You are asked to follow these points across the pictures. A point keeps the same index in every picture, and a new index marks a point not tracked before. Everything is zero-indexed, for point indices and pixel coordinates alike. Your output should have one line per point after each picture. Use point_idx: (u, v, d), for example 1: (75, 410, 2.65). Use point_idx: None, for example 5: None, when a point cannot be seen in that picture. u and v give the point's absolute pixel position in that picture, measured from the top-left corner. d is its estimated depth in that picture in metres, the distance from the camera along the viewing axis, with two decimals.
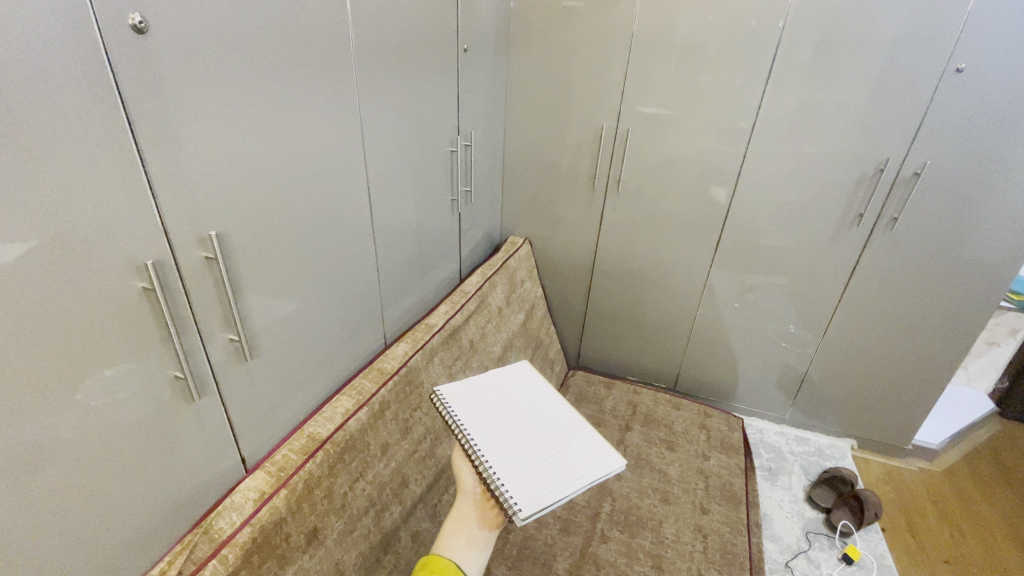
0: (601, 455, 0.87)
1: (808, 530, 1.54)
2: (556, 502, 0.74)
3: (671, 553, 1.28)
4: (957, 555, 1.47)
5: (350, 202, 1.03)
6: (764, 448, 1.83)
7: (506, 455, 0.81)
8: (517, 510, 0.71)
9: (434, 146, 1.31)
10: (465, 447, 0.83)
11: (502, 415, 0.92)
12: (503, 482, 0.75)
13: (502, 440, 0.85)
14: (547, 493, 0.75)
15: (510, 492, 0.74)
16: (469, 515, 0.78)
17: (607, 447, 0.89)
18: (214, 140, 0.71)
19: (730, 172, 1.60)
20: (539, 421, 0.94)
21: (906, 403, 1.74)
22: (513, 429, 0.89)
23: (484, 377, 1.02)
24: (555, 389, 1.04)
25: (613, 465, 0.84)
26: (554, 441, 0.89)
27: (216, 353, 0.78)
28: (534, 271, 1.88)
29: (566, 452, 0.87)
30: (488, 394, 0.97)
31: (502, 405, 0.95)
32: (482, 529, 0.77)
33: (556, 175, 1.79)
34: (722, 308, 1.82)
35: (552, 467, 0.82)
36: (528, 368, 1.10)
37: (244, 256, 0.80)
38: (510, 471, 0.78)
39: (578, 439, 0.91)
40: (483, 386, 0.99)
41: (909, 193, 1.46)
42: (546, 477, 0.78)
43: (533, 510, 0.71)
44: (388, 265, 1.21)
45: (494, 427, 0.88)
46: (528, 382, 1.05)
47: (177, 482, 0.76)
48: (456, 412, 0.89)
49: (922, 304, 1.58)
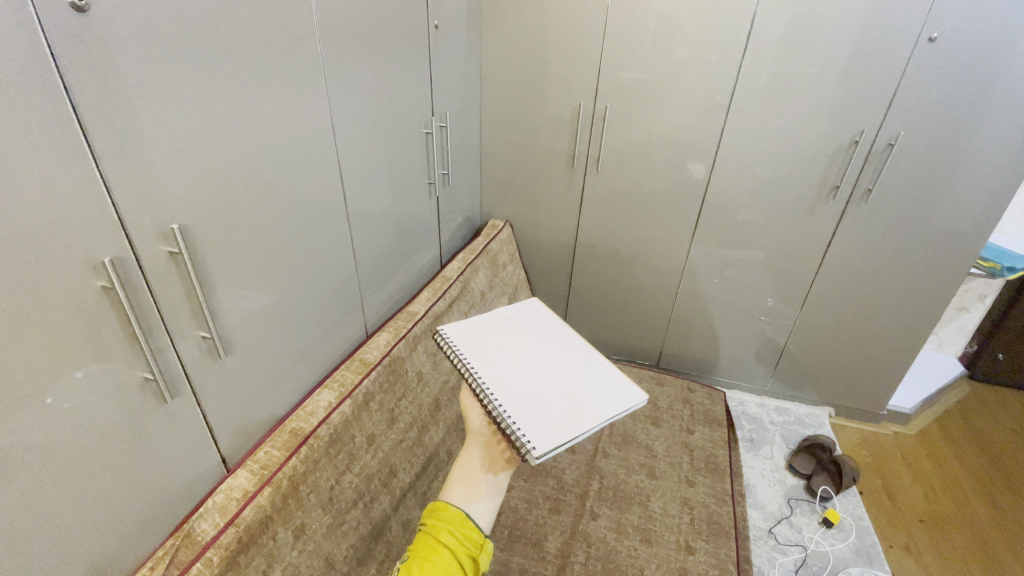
0: (619, 392, 0.87)
1: (789, 496, 1.58)
2: (571, 439, 0.75)
3: (660, 526, 1.31)
4: (931, 514, 1.54)
5: (322, 188, 0.99)
6: (745, 420, 1.87)
7: (522, 395, 0.82)
8: (531, 449, 0.71)
9: (407, 128, 1.26)
10: (475, 390, 0.83)
11: (517, 356, 0.93)
12: (515, 423, 0.75)
13: (517, 380, 0.86)
14: (562, 432, 0.75)
15: (523, 432, 0.74)
16: (476, 458, 0.77)
17: (624, 385, 0.88)
18: (171, 127, 0.66)
19: (709, 148, 1.60)
20: (556, 362, 0.94)
21: (881, 370, 1.79)
22: (527, 370, 0.89)
23: (499, 323, 1.03)
24: (569, 330, 1.04)
25: (635, 400, 0.85)
26: (572, 380, 0.89)
27: (188, 353, 0.75)
28: (515, 254, 1.86)
29: (583, 390, 0.87)
30: (503, 339, 0.97)
31: (516, 346, 0.96)
32: (489, 474, 0.76)
33: (535, 155, 1.76)
34: (703, 284, 1.83)
35: (569, 403, 0.83)
36: (543, 312, 1.10)
37: (211, 249, 0.76)
38: (524, 409, 0.79)
39: (595, 377, 0.91)
40: (497, 332, 0.99)
41: (883, 164, 1.48)
42: (561, 415, 0.79)
43: (548, 449, 0.71)
44: (365, 253, 1.18)
45: (508, 369, 0.88)
46: (543, 323, 1.06)
47: (154, 486, 0.73)
48: (468, 359, 0.89)
49: (896, 272, 1.62)
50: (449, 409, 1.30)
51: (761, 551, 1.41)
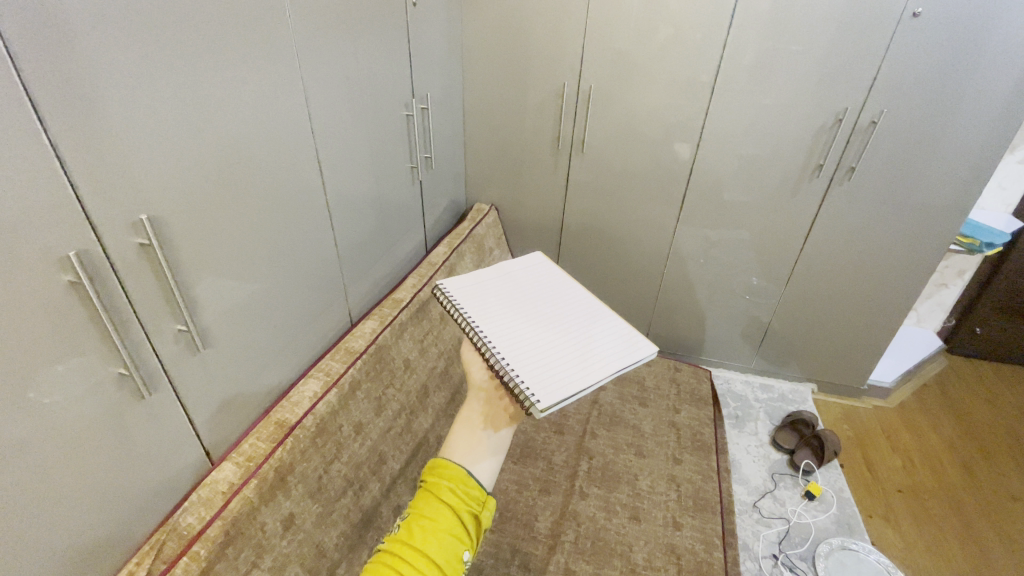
0: (624, 350, 0.88)
1: (773, 471, 1.61)
2: (575, 393, 0.76)
3: (647, 504, 1.33)
4: (909, 485, 1.58)
5: (300, 175, 0.96)
6: (731, 397, 1.90)
7: (526, 351, 0.83)
8: (535, 402, 0.72)
9: (387, 111, 1.23)
10: (478, 345, 0.84)
11: (521, 314, 0.94)
12: (520, 377, 0.76)
13: (521, 336, 0.87)
14: (564, 385, 0.77)
15: (526, 384, 0.75)
16: (476, 416, 0.77)
17: (629, 343, 0.90)
18: (135, 113, 0.63)
19: (694, 127, 1.59)
20: (561, 320, 0.95)
21: (862, 345, 1.82)
22: (532, 327, 0.90)
23: (504, 284, 1.04)
24: (574, 292, 1.05)
25: (638, 356, 0.86)
26: (576, 338, 0.90)
27: (166, 346, 0.73)
28: (501, 238, 1.84)
29: (588, 347, 0.88)
30: (507, 299, 0.98)
31: (521, 304, 0.97)
32: (490, 431, 0.76)
33: (520, 136, 1.73)
34: (689, 264, 1.84)
35: (574, 359, 0.84)
36: (548, 273, 1.11)
37: (185, 240, 0.74)
38: (528, 363, 0.80)
39: (600, 335, 0.92)
40: (501, 292, 1.00)
41: (866, 142, 1.48)
42: (566, 370, 0.80)
43: (552, 402, 0.72)
44: (347, 241, 1.16)
45: (512, 326, 0.89)
46: (547, 284, 1.07)
47: (137, 482, 0.72)
48: (471, 316, 0.90)
49: (877, 250, 1.64)
50: (437, 396, 1.29)
51: (746, 525, 1.45)
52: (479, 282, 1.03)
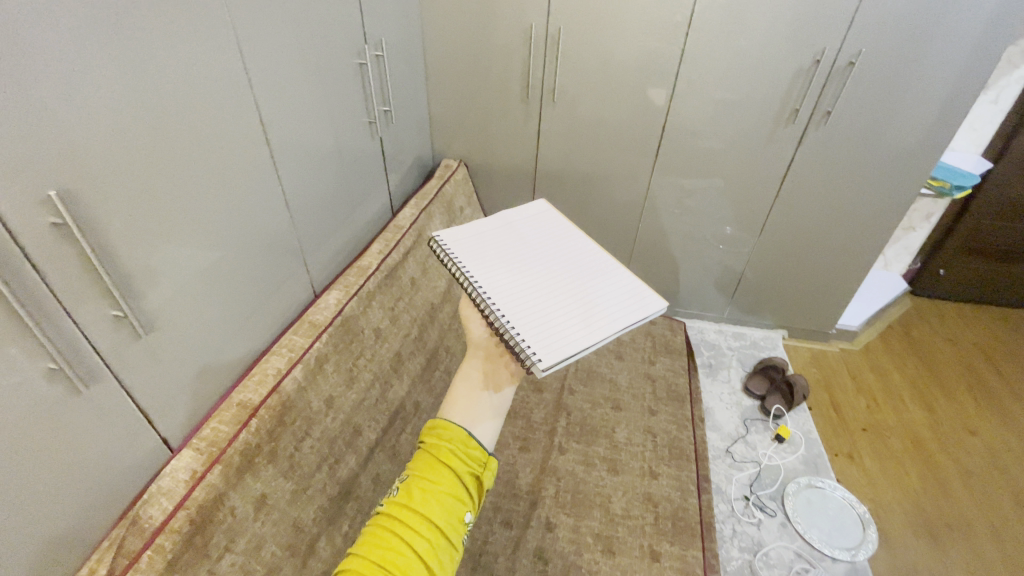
0: (631, 305, 0.85)
1: (745, 417, 1.65)
2: (579, 352, 0.74)
3: (624, 455, 1.36)
4: (873, 423, 1.66)
5: (242, 135, 0.87)
6: (704, 346, 1.92)
7: (527, 308, 0.80)
8: (536, 361, 0.70)
9: (338, 60, 1.12)
10: (477, 301, 0.81)
11: (523, 267, 0.90)
12: (521, 335, 0.74)
13: (523, 291, 0.84)
14: (568, 343, 0.75)
15: (527, 343, 0.73)
16: (475, 377, 0.75)
17: (637, 298, 0.86)
18: (28, 73, 0.54)
19: (669, 71, 1.51)
20: (565, 274, 0.91)
21: (832, 291, 1.86)
22: (534, 282, 0.87)
23: (506, 237, 0.99)
24: (580, 245, 1.00)
25: (646, 312, 0.83)
26: (581, 292, 0.87)
27: (102, 334, 0.67)
28: (472, 195, 1.76)
29: (593, 302, 0.85)
30: (509, 252, 0.94)
31: (523, 258, 0.93)
32: (489, 392, 0.74)
33: (486, 86, 1.63)
34: (663, 216, 1.81)
35: (578, 315, 0.81)
36: (552, 224, 1.07)
37: (111, 217, 0.66)
38: (530, 320, 0.77)
39: (606, 289, 0.88)
40: (503, 245, 0.96)
41: (843, 84, 1.43)
42: (570, 327, 0.78)
43: (554, 362, 0.70)
44: (302, 206, 1.08)
45: (513, 280, 0.86)
46: (549, 236, 1.02)
47: (88, 477, 0.68)
48: (470, 271, 0.86)
49: (848, 196, 1.63)
50: (412, 363, 1.26)
51: (719, 470, 1.50)
52: (479, 235, 0.98)
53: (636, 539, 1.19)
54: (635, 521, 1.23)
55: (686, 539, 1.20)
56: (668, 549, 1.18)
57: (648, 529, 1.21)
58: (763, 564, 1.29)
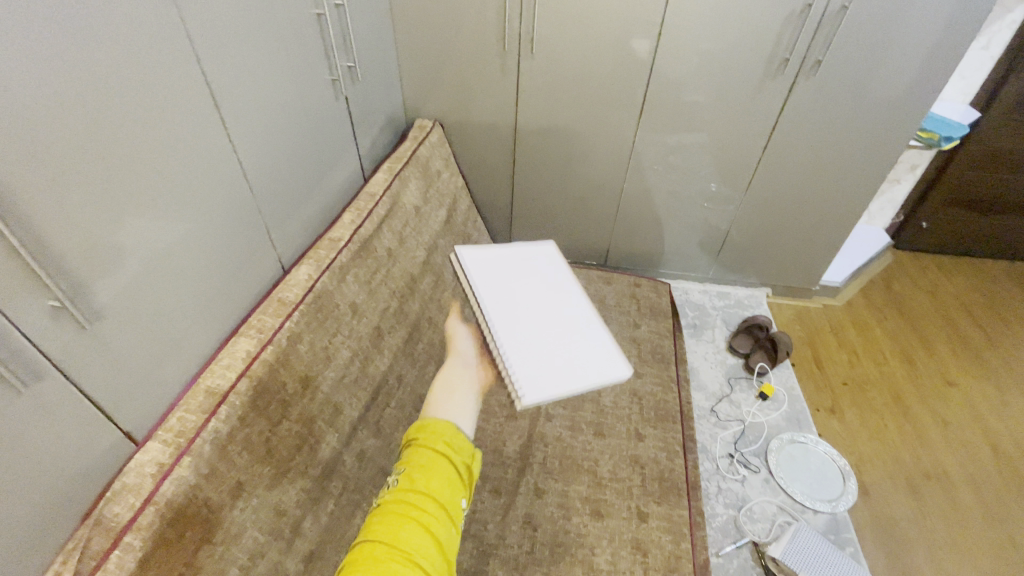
0: (610, 364, 0.95)
1: (729, 375, 1.66)
2: (557, 395, 0.84)
3: (611, 419, 1.36)
4: (854, 377, 1.69)
5: (186, 98, 0.78)
6: (689, 307, 1.89)
7: (519, 344, 0.90)
8: (519, 396, 0.82)
9: (292, 10, 1.01)
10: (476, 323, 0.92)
11: (519, 301, 1.00)
12: (510, 372, 0.85)
13: (518, 327, 0.93)
14: (550, 385, 0.85)
15: (515, 379, 0.84)
16: (451, 384, 0.79)
17: (616, 360, 0.97)
18: None
19: (654, 19, 1.42)
20: (557, 319, 1.01)
21: (816, 248, 1.84)
22: (528, 318, 0.96)
23: (508, 267, 1.07)
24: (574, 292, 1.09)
25: (618, 376, 0.93)
26: (569, 341, 0.97)
27: (39, 326, 0.61)
28: (449, 157, 1.66)
29: (578, 353, 0.96)
30: (508, 284, 1.03)
31: (523, 293, 1.02)
32: (466, 395, 0.78)
33: (459, 38, 1.52)
34: (647, 175, 1.75)
35: (561, 360, 0.92)
36: (554, 261, 1.16)
37: (35, 195, 0.59)
38: (520, 359, 0.88)
39: (591, 345, 0.99)
40: (505, 275, 1.05)
41: (835, 30, 1.36)
42: (552, 371, 0.89)
43: (533, 400, 0.81)
44: (262, 176, 1.00)
45: (510, 314, 0.96)
46: (548, 277, 1.11)
47: (43, 479, 0.64)
48: (475, 298, 0.96)
49: (836, 149, 1.59)
50: (393, 337, 1.21)
51: (704, 429, 1.51)
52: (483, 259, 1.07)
53: (623, 501, 1.21)
54: (623, 484, 1.24)
55: (673, 499, 1.22)
56: (656, 510, 1.20)
57: (636, 491, 1.22)
58: (747, 518, 1.32)
